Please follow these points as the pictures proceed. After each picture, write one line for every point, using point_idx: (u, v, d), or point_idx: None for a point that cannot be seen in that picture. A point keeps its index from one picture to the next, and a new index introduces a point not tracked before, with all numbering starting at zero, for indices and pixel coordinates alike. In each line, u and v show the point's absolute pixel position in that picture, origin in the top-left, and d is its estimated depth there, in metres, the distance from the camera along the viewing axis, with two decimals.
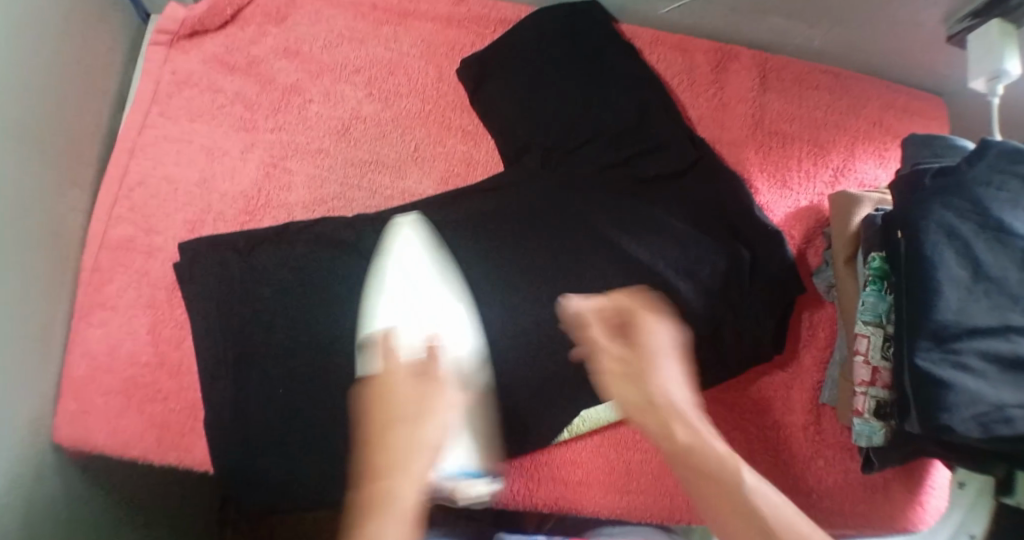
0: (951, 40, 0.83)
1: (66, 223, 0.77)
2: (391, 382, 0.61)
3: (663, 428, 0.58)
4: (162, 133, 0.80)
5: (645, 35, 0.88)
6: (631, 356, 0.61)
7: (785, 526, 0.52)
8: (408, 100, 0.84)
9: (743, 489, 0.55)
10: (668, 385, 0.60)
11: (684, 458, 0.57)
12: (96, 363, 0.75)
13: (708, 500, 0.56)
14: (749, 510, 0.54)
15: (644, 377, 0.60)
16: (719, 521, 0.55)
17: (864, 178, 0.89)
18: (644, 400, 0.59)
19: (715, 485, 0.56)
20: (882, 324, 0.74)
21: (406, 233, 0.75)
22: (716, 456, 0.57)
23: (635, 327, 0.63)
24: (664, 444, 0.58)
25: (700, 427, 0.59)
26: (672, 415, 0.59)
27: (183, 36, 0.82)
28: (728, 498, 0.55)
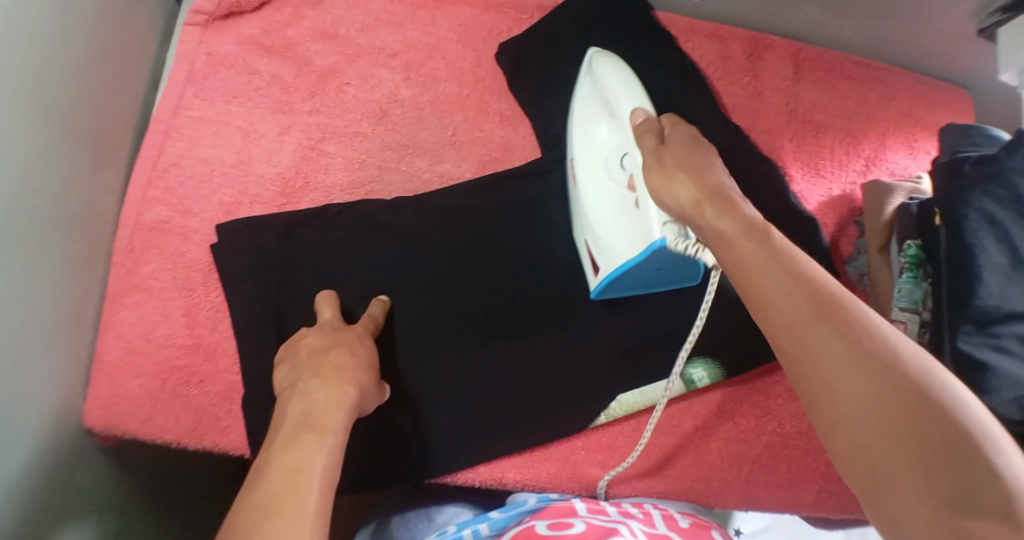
0: (981, 34, 0.85)
1: (99, 205, 0.77)
2: (314, 330, 0.69)
3: (695, 206, 0.57)
4: (197, 115, 0.80)
5: (680, 23, 0.88)
6: (674, 152, 0.61)
7: (815, 281, 0.49)
8: (445, 84, 0.84)
9: (780, 259, 0.51)
10: (710, 174, 0.59)
11: (715, 231, 0.56)
12: (130, 345, 0.75)
13: (743, 270, 0.53)
14: (787, 279, 0.50)
15: (689, 170, 0.59)
16: (752, 296, 0.51)
17: (894, 168, 0.89)
18: (684, 186, 0.58)
19: (742, 249, 0.53)
20: (918, 311, 0.75)
21: (598, 54, 0.70)
22: (750, 225, 0.54)
23: (669, 138, 0.62)
24: (701, 226, 0.57)
25: (740, 206, 0.57)
26: (708, 194, 0.57)
27: (219, 17, 0.82)
28: (760, 267, 0.51)
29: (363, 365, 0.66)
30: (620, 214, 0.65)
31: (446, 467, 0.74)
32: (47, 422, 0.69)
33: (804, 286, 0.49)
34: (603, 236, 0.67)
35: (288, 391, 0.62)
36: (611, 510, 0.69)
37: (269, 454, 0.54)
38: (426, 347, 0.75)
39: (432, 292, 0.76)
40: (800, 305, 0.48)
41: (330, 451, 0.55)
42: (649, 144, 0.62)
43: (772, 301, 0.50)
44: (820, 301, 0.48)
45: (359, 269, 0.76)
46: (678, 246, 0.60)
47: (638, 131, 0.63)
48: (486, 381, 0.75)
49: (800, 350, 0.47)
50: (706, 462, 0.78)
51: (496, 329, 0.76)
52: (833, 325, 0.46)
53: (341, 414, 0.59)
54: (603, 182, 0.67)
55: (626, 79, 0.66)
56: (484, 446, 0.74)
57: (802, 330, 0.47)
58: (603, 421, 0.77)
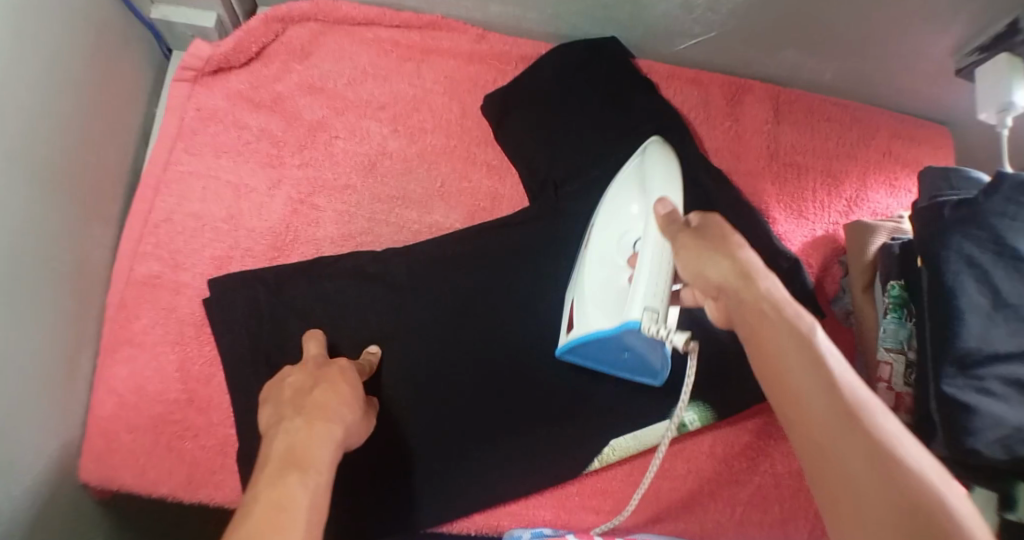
0: (960, 74, 0.86)
1: (92, 261, 0.78)
2: (299, 369, 0.69)
3: (736, 283, 0.55)
4: (187, 170, 0.81)
5: (662, 70, 0.90)
6: (711, 229, 0.59)
7: (851, 387, 0.51)
8: (433, 136, 0.85)
9: (810, 341, 0.52)
10: (749, 256, 0.57)
11: (755, 310, 0.54)
12: (122, 400, 0.75)
13: (769, 354, 0.53)
14: (815, 373, 0.51)
15: (722, 246, 0.57)
16: (780, 386, 0.52)
17: (876, 208, 0.91)
18: (724, 262, 0.56)
19: (781, 337, 0.53)
20: (903, 351, 0.77)
21: (653, 144, 0.70)
22: (790, 315, 0.54)
23: (700, 217, 0.60)
24: (738, 305, 0.55)
25: (778, 291, 0.56)
26: (749, 273, 0.56)
27: (207, 73, 0.83)
28: (794, 352, 0.52)
29: (348, 401, 0.65)
30: (610, 289, 0.67)
31: (441, 515, 0.74)
32: (38, 481, 0.69)
33: (835, 388, 0.50)
34: (589, 302, 0.69)
35: (271, 429, 0.61)
36: None
37: (252, 494, 0.53)
38: (418, 397, 0.75)
39: (422, 344, 0.77)
40: (835, 408, 0.49)
41: (313, 490, 0.54)
42: (680, 224, 0.60)
43: (803, 398, 0.51)
44: (851, 408, 0.49)
45: (350, 321, 0.76)
46: (650, 331, 0.59)
47: (666, 221, 0.60)
48: (479, 432, 0.76)
49: (831, 457, 0.48)
50: (699, 505, 0.79)
51: (485, 377, 0.77)
52: (864, 433, 0.48)
53: (327, 449, 0.59)
54: (611, 254, 0.69)
55: (669, 169, 0.66)
56: (476, 495, 0.75)
57: (829, 422, 0.49)
58: (597, 467, 0.77)
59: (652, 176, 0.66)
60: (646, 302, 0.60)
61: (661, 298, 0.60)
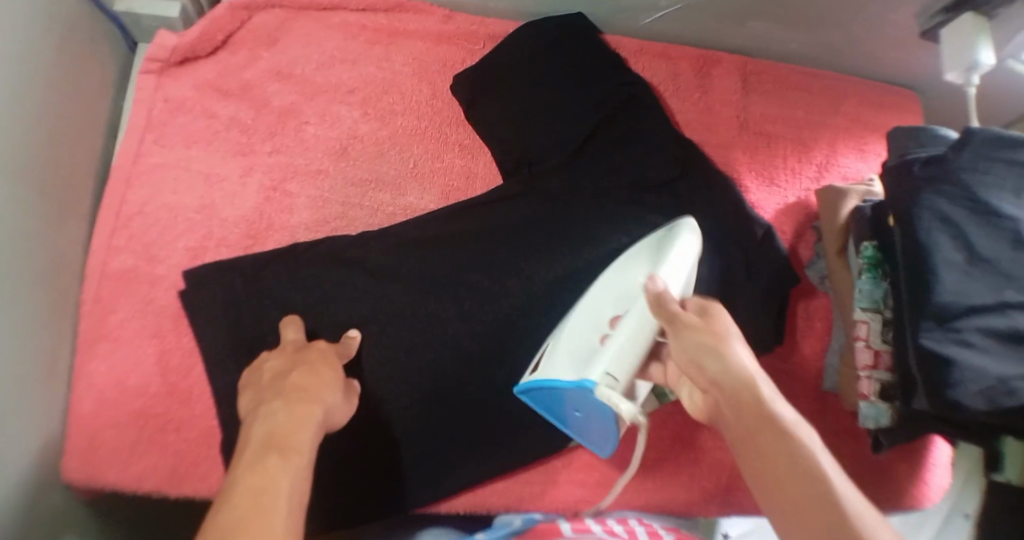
0: (925, 36, 0.87)
1: (65, 258, 0.77)
2: (274, 354, 0.69)
3: (724, 380, 0.55)
4: (158, 162, 0.80)
5: (630, 45, 0.90)
6: (698, 320, 0.59)
7: (841, 487, 0.49)
8: (404, 117, 0.85)
9: (797, 443, 0.51)
10: (737, 351, 0.56)
11: (743, 412, 0.53)
12: (103, 396, 0.74)
13: (761, 452, 0.52)
14: (808, 476, 0.49)
15: (710, 337, 0.57)
16: (768, 489, 0.51)
17: (847, 172, 0.91)
18: (710, 356, 0.56)
19: (771, 440, 0.51)
20: (879, 310, 0.77)
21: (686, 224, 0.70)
22: (776, 413, 0.53)
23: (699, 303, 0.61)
24: (726, 404, 0.54)
25: (766, 388, 0.55)
26: (734, 369, 0.55)
27: (173, 63, 0.82)
28: (784, 452, 0.51)
29: (327, 386, 0.65)
30: (582, 344, 0.67)
31: (432, 493, 0.75)
32: (21, 482, 0.68)
33: (829, 490, 0.48)
34: (563, 340, 0.68)
35: (250, 415, 0.61)
36: (598, 530, 0.68)
37: (231, 478, 0.52)
38: (401, 377, 0.75)
39: (401, 327, 0.76)
40: (828, 513, 0.47)
41: (295, 473, 0.54)
42: (671, 313, 0.60)
43: (795, 500, 0.49)
44: (845, 512, 0.47)
45: (328, 306, 0.76)
46: (603, 397, 0.62)
47: (660, 298, 0.62)
48: (463, 412, 0.76)
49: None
50: (685, 474, 0.79)
51: (464, 356, 0.76)
52: (856, 534, 0.46)
53: (307, 433, 0.58)
54: (599, 309, 0.69)
55: (687, 253, 0.68)
56: (462, 473, 0.75)
57: (820, 521, 0.47)
58: (582, 440, 0.78)
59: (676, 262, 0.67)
60: (607, 369, 0.63)
61: (623, 370, 0.63)
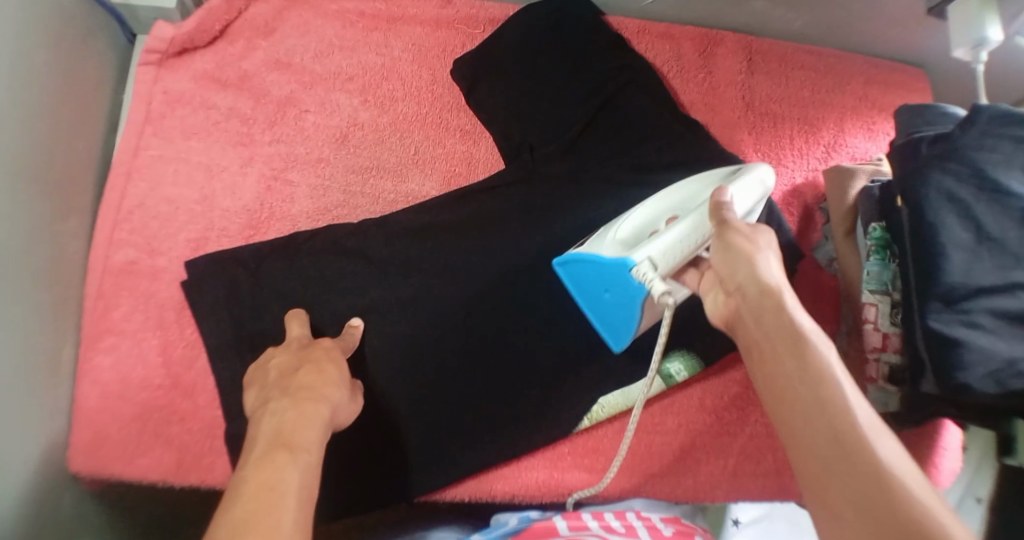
0: (931, 12, 0.85)
1: (67, 252, 0.77)
2: (279, 350, 0.69)
3: (755, 286, 0.57)
4: (158, 154, 0.80)
5: (632, 25, 0.89)
6: (741, 232, 0.60)
7: (840, 385, 0.50)
8: (404, 104, 0.84)
9: (806, 342, 0.53)
10: (772, 265, 0.58)
11: (761, 316, 0.56)
12: (107, 390, 0.74)
13: (776, 358, 0.53)
14: (814, 379, 0.50)
15: (746, 249, 0.59)
16: (768, 381, 0.53)
17: (855, 152, 0.90)
18: (746, 264, 0.58)
19: (782, 339, 0.53)
20: (888, 292, 0.76)
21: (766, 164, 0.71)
22: (793, 318, 0.54)
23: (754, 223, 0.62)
24: (750, 310, 0.57)
25: (793, 300, 0.56)
26: (765, 278, 0.57)
27: (171, 54, 0.82)
28: (798, 358, 0.52)
29: (334, 383, 0.65)
30: (633, 236, 0.68)
31: (439, 480, 0.74)
32: (27, 475, 0.68)
33: (827, 381, 0.50)
34: (624, 226, 0.69)
35: (258, 412, 0.61)
36: (593, 526, 0.69)
37: (239, 475, 0.52)
38: (406, 365, 0.75)
39: (405, 314, 0.76)
40: (831, 416, 0.48)
41: (305, 468, 0.53)
42: (720, 218, 0.62)
43: (799, 405, 0.50)
44: (849, 418, 0.48)
45: (330, 295, 0.76)
46: (641, 273, 0.62)
47: (715, 204, 0.63)
48: (469, 399, 0.75)
49: (816, 464, 0.47)
50: (693, 458, 0.79)
51: (469, 344, 0.76)
52: (841, 423, 0.48)
53: (315, 430, 0.58)
54: (654, 213, 0.70)
55: (756, 181, 0.69)
56: (468, 460, 0.75)
57: (809, 408, 0.49)
58: (587, 425, 0.77)
59: (753, 197, 0.69)
60: (653, 251, 0.63)
61: (670, 258, 0.63)
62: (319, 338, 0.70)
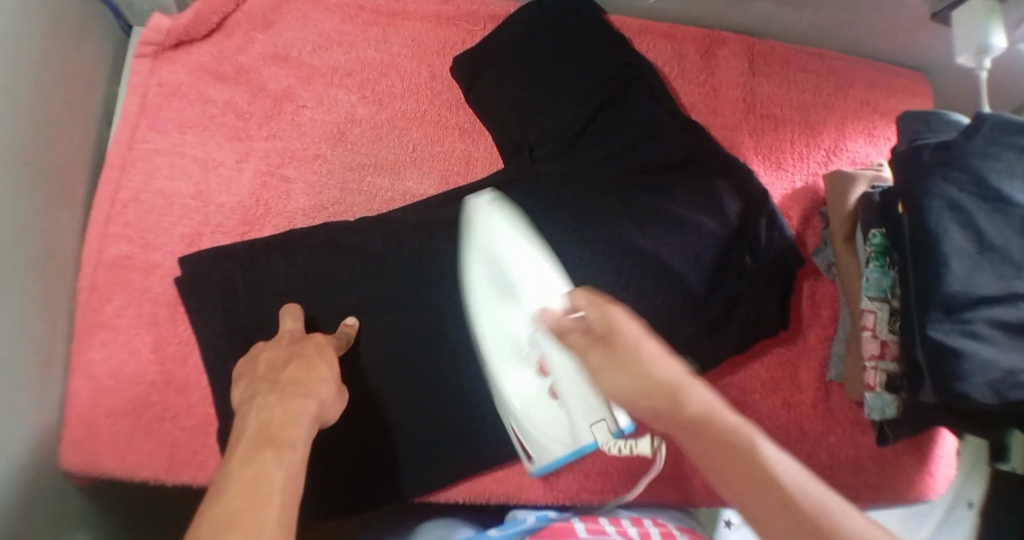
0: (935, 18, 0.85)
1: (60, 246, 0.76)
2: (268, 347, 0.68)
3: (649, 395, 0.51)
4: (152, 148, 0.79)
5: (634, 24, 0.88)
6: (609, 340, 0.54)
7: (765, 455, 0.46)
8: (403, 101, 0.83)
9: (718, 420, 0.49)
10: (652, 356, 0.53)
11: (672, 416, 0.50)
12: (98, 386, 0.74)
13: (706, 440, 0.48)
14: (740, 455, 0.46)
15: (617, 357, 0.53)
16: (705, 465, 0.48)
17: (855, 157, 0.89)
18: (634, 378, 0.52)
19: (704, 430, 0.48)
20: (887, 299, 0.76)
21: (485, 209, 0.74)
22: (700, 402, 0.50)
23: (583, 300, 0.58)
24: (661, 417, 0.51)
25: (690, 383, 0.51)
26: (656, 382, 0.51)
27: (167, 47, 0.81)
28: (727, 429, 0.48)
29: (322, 382, 0.64)
30: (535, 399, 0.71)
31: (434, 483, 0.74)
32: (19, 471, 0.68)
33: (749, 453, 0.46)
34: (554, 443, 0.72)
35: (245, 406, 0.60)
36: (610, 530, 0.67)
37: (224, 470, 0.51)
38: (399, 366, 0.75)
39: (398, 314, 0.75)
40: (767, 487, 0.44)
41: (289, 466, 0.53)
42: (577, 332, 0.57)
43: (755, 486, 0.45)
44: (779, 481, 0.45)
45: (324, 293, 0.75)
46: (611, 443, 0.65)
47: (563, 327, 0.59)
48: (464, 401, 0.75)
49: (777, 531, 0.43)
50: (687, 462, 0.78)
51: (464, 344, 0.76)
52: (774, 490, 0.44)
53: (301, 428, 0.57)
54: (515, 362, 0.71)
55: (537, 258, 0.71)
56: (463, 461, 0.75)
57: (745, 486, 0.45)
58: None
59: (529, 263, 0.70)
60: (591, 424, 0.66)
61: (594, 406, 0.66)
62: (311, 334, 0.70)
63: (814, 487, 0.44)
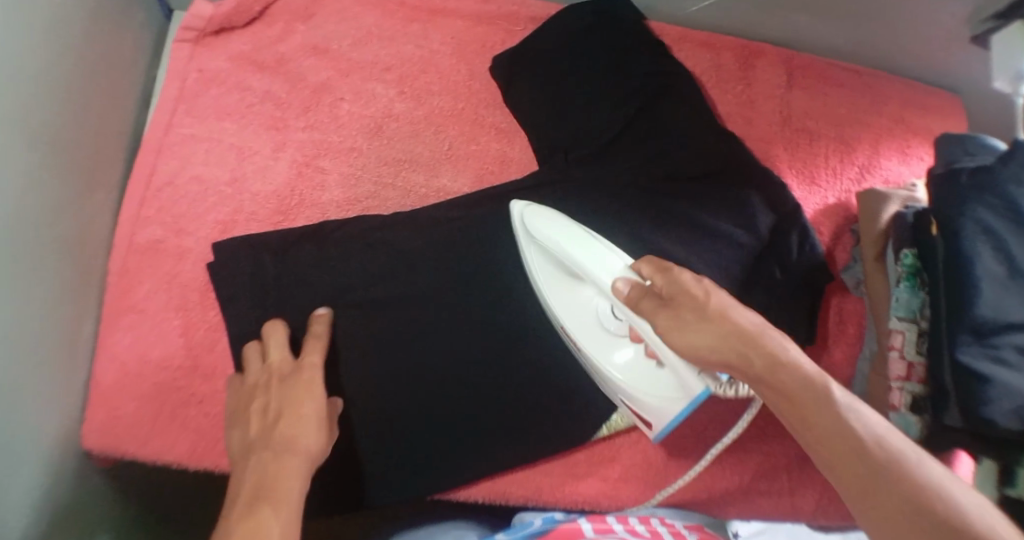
0: (975, 41, 0.85)
1: (92, 227, 0.76)
2: (263, 381, 0.68)
3: (744, 359, 0.56)
4: (189, 133, 0.79)
5: (673, 32, 0.89)
6: (684, 303, 0.59)
7: (848, 413, 0.53)
8: (440, 98, 0.84)
9: (816, 383, 0.54)
10: (739, 318, 0.57)
11: (772, 378, 0.55)
12: (126, 368, 0.74)
13: (781, 390, 0.55)
14: (833, 415, 0.53)
15: (704, 320, 0.57)
16: (798, 426, 0.54)
17: (888, 175, 0.89)
18: (715, 337, 0.57)
19: (800, 393, 0.54)
20: (916, 320, 0.75)
21: (525, 210, 0.71)
22: (801, 369, 0.55)
23: (654, 270, 0.63)
24: (754, 381, 0.56)
25: (779, 342, 0.56)
26: (740, 340, 0.56)
27: (209, 33, 0.81)
28: (802, 384, 0.54)
29: (318, 426, 0.65)
30: (633, 365, 0.67)
31: (452, 480, 0.74)
32: (44, 448, 0.68)
33: (827, 402, 0.53)
34: (662, 402, 0.65)
35: (242, 463, 0.62)
36: (619, 530, 0.70)
37: (221, 528, 0.53)
38: (425, 362, 0.75)
39: (424, 307, 0.75)
40: (849, 437, 0.52)
41: (286, 522, 0.54)
42: (650, 303, 0.61)
43: (819, 428, 0.53)
44: (858, 435, 0.52)
45: (353, 286, 0.75)
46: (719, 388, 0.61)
47: (631, 301, 0.63)
48: (488, 401, 0.75)
49: (859, 475, 0.51)
50: (707, 471, 0.78)
51: (490, 343, 0.75)
52: (848, 435, 0.52)
53: (296, 483, 0.59)
54: (601, 335, 0.68)
55: (580, 238, 0.68)
56: (484, 460, 0.74)
57: (826, 436, 0.53)
58: (604, 434, 0.77)
59: (586, 239, 0.68)
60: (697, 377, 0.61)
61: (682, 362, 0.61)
62: (303, 361, 0.69)
63: (887, 435, 0.53)
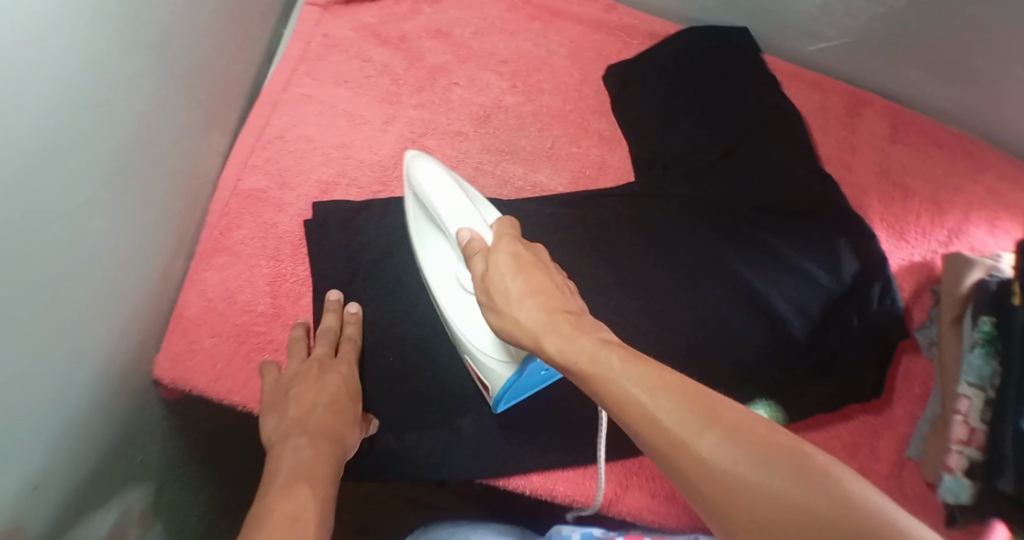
0: None
1: (203, 166, 0.79)
2: (303, 367, 0.71)
3: (552, 346, 0.52)
4: (307, 93, 0.84)
5: (786, 68, 0.92)
6: (506, 275, 0.56)
7: (660, 378, 0.47)
8: (550, 98, 0.87)
9: (616, 353, 0.49)
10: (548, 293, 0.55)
11: (575, 362, 0.50)
12: (211, 305, 0.77)
13: (577, 370, 0.50)
14: (630, 383, 0.47)
15: (518, 294, 0.55)
16: (618, 409, 0.47)
17: (976, 244, 0.87)
18: (531, 315, 0.54)
19: (601, 372, 0.48)
20: (984, 387, 0.73)
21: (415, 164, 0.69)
22: (596, 344, 0.50)
23: (498, 233, 0.61)
24: (566, 363, 0.51)
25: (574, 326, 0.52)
26: (543, 323, 0.53)
27: (339, 2, 0.88)
28: (593, 357, 0.49)
29: (351, 424, 0.67)
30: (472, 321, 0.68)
31: (504, 469, 0.73)
32: (128, 364, 0.71)
33: (631, 376, 0.47)
34: (494, 364, 0.67)
35: (275, 446, 0.63)
36: None
37: (261, 503, 0.54)
38: None
39: None
40: (668, 407, 0.45)
41: (324, 502, 0.56)
42: (478, 270, 0.59)
43: (641, 411, 0.46)
44: (679, 395, 0.46)
45: None
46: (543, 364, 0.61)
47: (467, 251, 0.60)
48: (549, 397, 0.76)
49: (693, 453, 0.43)
50: None
51: None
52: (669, 403, 0.45)
53: (329, 468, 0.61)
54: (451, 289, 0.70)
55: (444, 185, 0.67)
56: (533, 455, 0.73)
57: (652, 418, 0.45)
58: None
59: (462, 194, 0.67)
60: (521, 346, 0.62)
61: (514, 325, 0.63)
62: (341, 357, 0.72)
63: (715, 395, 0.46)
